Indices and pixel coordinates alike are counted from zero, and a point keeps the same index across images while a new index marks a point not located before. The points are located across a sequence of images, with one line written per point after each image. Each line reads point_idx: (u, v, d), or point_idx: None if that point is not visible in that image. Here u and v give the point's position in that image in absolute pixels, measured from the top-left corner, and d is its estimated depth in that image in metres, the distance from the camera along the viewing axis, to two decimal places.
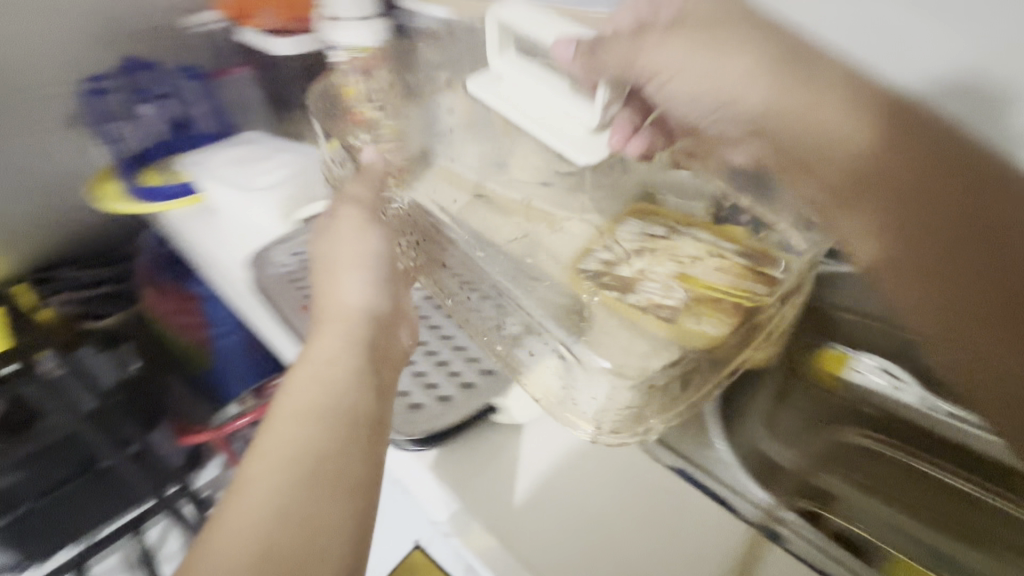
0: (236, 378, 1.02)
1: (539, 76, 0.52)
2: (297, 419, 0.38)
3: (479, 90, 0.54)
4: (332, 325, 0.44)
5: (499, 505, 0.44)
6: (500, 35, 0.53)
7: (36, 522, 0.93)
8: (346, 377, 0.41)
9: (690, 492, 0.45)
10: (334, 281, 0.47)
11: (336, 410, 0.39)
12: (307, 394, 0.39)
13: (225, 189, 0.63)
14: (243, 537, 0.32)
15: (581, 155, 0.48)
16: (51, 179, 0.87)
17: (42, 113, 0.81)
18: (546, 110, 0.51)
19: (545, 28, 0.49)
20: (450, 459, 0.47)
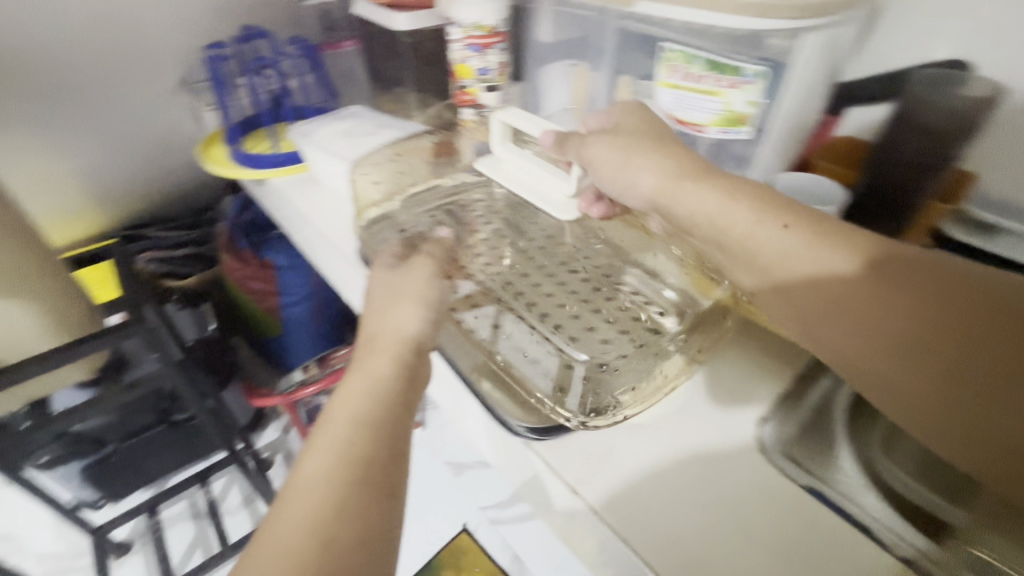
0: (302, 344, 1.10)
1: (535, 159, 0.57)
2: (345, 427, 0.34)
3: (487, 169, 0.59)
4: (380, 352, 0.40)
5: (625, 504, 0.42)
6: (499, 128, 0.58)
7: (117, 462, 0.98)
8: (388, 393, 0.37)
9: (824, 516, 0.41)
10: (394, 308, 0.43)
11: (380, 425, 0.35)
12: (354, 404, 0.35)
13: (323, 160, 0.65)
14: (293, 538, 0.29)
15: (561, 215, 0.54)
16: (160, 140, 0.90)
17: (157, 75, 0.83)
18: (530, 181, 0.57)
19: (534, 122, 0.55)
20: (571, 453, 0.45)
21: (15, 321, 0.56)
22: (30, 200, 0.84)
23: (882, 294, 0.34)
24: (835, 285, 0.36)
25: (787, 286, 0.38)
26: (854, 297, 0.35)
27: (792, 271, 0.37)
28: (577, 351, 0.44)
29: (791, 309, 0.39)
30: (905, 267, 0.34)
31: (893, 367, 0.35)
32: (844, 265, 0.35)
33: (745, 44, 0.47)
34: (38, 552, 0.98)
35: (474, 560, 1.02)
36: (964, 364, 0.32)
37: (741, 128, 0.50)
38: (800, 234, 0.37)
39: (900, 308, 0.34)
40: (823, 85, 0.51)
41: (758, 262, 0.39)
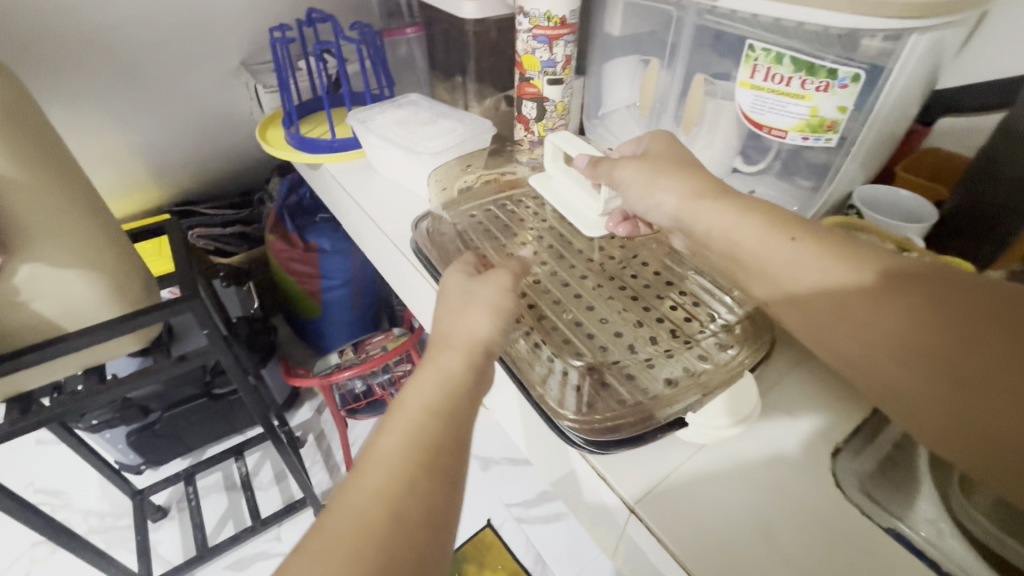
0: (338, 328, 1.12)
1: (577, 177, 0.54)
2: (419, 412, 0.33)
3: (536, 185, 0.57)
4: (460, 346, 0.37)
5: (697, 526, 0.37)
6: (552, 146, 0.55)
7: (160, 430, 1.01)
8: (462, 386, 0.35)
9: (935, 561, 0.35)
10: (473, 299, 0.40)
11: (454, 417, 0.33)
12: (429, 390, 0.34)
13: (380, 150, 0.65)
14: (364, 508, 0.29)
15: (587, 232, 0.51)
16: (220, 121, 0.92)
17: (222, 56, 0.85)
18: (569, 195, 0.54)
19: (575, 145, 0.52)
20: (632, 464, 0.40)
21: (75, 290, 0.56)
22: (93, 171, 0.87)
23: (886, 303, 0.33)
24: (838, 295, 0.34)
25: (791, 298, 0.36)
26: (860, 307, 0.33)
27: (798, 283, 0.36)
28: (573, 355, 0.43)
29: (801, 323, 0.37)
30: (907, 275, 0.33)
31: (916, 382, 0.32)
32: (847, 275, 0.34)
33: (841, 46, 0.44)
34: (83, 509, 1.03)
35: (496, 558, 0.96)
36: (986, 373, 0.30)
37: (825, 136, 0.47)
38: (808, 245, 0.35)
39: (906, 315, 0.32)
40: (918, 91, 0.48)
41: (769, 276, 0.37)
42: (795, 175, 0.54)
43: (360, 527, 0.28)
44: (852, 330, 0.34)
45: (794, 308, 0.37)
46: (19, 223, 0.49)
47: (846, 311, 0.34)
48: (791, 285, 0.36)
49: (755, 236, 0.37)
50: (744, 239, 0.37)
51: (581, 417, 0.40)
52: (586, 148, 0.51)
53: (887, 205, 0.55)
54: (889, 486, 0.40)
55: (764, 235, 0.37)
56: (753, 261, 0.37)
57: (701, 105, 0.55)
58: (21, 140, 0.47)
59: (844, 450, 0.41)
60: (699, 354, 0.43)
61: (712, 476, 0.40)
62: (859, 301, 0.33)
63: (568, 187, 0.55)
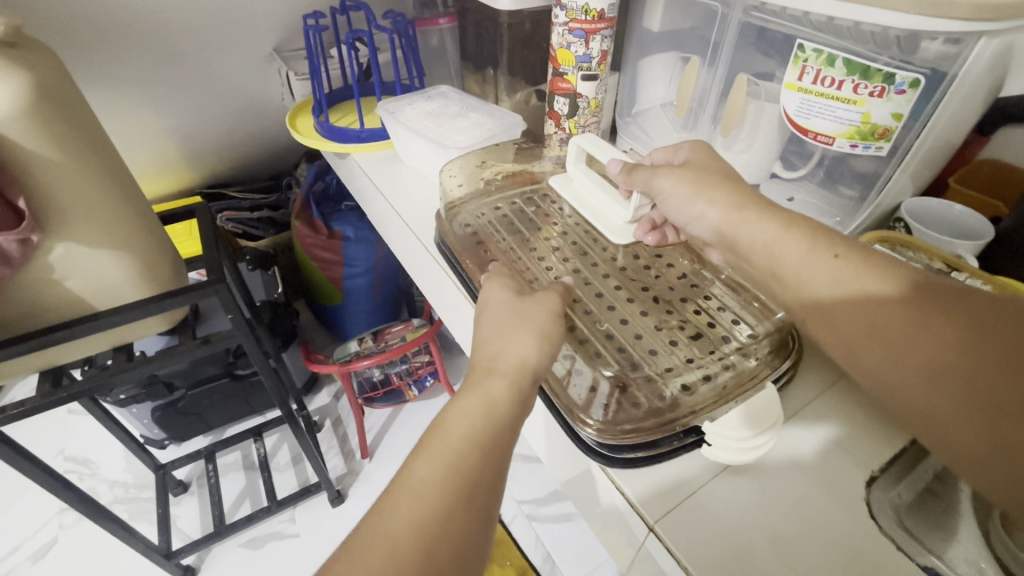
0: (358, 316, 1.13)
1: (602, 181, 0.55)
2: (458, 448, 0.33)
3: (554, 185, 0.57)
4: (509, 378, 0.36)
5: (719, 548, 0.35)
6: (576, 148, 0.55)
7: (183, 407, 1.03)
8: (506, 422, 0.35)
9: None
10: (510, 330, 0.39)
11: (490, 458, 0.33)
12: (470, 423, 0.34)
13: (408, 142, 0.64)
14: (401, 534, 0.29)
15: (613, 238, 0.51)
16: (251, 106, 0.93)
17: (257, 42, 0.85)
18: (595, 201, 0.54)
19: (604, 148, 0.50)
20: (650, 478, 0.39)
21: (107, 272, 0.57)
22: (129, 153, 0.88)
23: (917, 320, 0.31)
24: (869, 309, 0.32)
25: (821, 310, 0.34)
26: (892, 323, 0.32)
27: (832, 298, 0.34)
28: (605, 364, 0.41)
29: (829, 339, 0.34)
30: (939, 294, 0.32)
31: (946, 403, 0.30)
32: (880, 291, 0.32)
33: (898, 48, 0.42)
34: (108, 479, 1.06)
35: (505, 553, 0.95)
36: (1014, 398, 0.28)
37: (875, 143, 0.45)
38: (850, 262, 0.34)
39: (936, 333, 0.30)
40: (979, 100, 0.45)
41: (805, 290, 0.35)
42: (839, 183, 0.52)
43: (399, 547, 0.28)
44: (882, 344, 0.32)
45: (824, 321, 0.34)
46: (55, 202, 0.50)
47: (877, 326, 0.32)
48: (822, 296, 0.34)
49: (796, 253, 0.35)
50: (783, 255, 0.36)
51: (604, 424, 0.39)
52: (616, 154, 0.50)
53: (936, 218, 0.52)
54: (924, 522, 0.38)
55: (806, 250, 0.35)
56: (791, 276, 0.35)
57: (742, 106, 0.52)
58: (60, 122, 0.48)
59: (879, 479, 0.39)
60: (724, 363, 0.41)
61: (737, 497, 0.37)
62: (891, 314, 0.32)
63: (593, 192, 0.55)
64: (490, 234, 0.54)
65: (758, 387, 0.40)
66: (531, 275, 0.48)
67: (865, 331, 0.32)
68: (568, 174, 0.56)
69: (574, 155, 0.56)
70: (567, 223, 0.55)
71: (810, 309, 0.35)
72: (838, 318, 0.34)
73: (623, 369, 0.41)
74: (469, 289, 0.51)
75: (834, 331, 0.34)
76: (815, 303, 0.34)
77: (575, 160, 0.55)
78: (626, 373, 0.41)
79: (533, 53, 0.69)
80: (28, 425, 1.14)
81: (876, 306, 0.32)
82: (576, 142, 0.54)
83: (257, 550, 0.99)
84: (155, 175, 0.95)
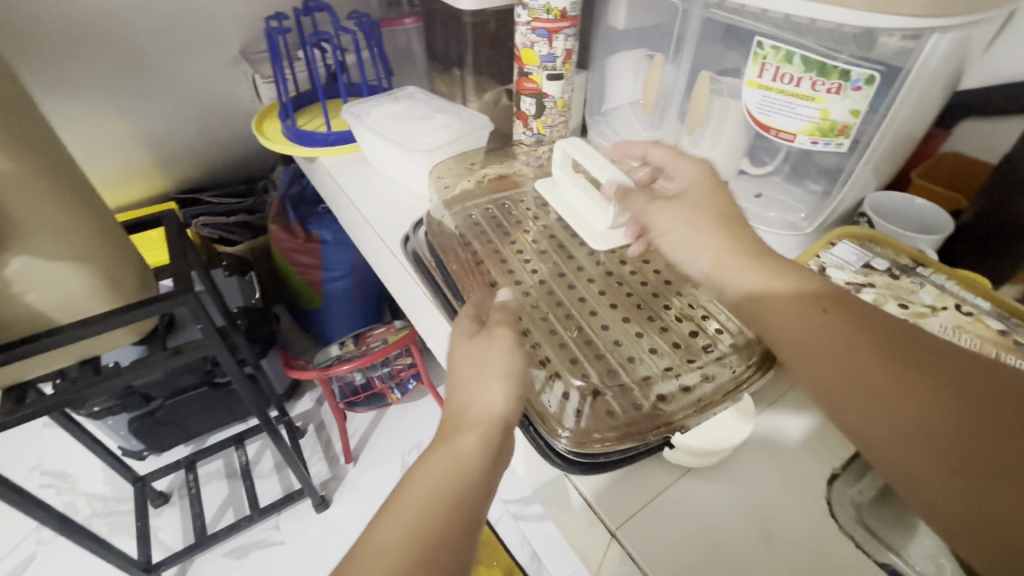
0: (339, 318, 1.11)
1: (588, 186, 0.50)
2: (401, 539, 0.30)
3: (541, 189, 0.53)
4: (475, 429, 0.34)
5: (681, 551, 0.35)
6: (562, 150, 0.50)
7: (162, 418, 1.02)
8: (459, 500, 0.32)
9: None
10: (487, 337, 0.38)
11: (444, 545, 0.30)
12: (420, 500, 0.31)
13: (381, 142, 0.61)
14: None
15: (592, 244, 0.47)
16: (220, 110, 0.91)
17: (221, 44, 0.83)
18: (577, 203, 0.50)
19: (593, 157, 0.46)
20: (614, 482, 0.38)
21: (66, 283, 0.55)
22: (93, 160, 0.86)
23: (890, 369, 0.31)
24: (836, 347, 0.32)
25: (798, 346, 0.34)
26: (874, 372, 0.31)
27: (811, 332, 0.33)
28: (577, 373, 0.38)
29: (806, 378, 0.33)
30: (908, 343, 0.32)
31: (923, 440, 0.29)
32: (855, 329, 0.33)
33: (856, 44, 0.42)
34: (87, 493, 1.04)
35: (491, 553, 0.94)
36: (995, 455, 0.27)
37: (836, 140, 0.45)
38: (826, 309, 0.34)
39: (900, 378, 0.30)
40: (939, 93, 0.45)
41: (787, 326, 0.35)
42: (804, 178, 0.52)
43: None
44: (860, 380, 0.31)
45: (800, 356, 0.33)
46: (11, 216, 0.48)
47: (853, 364, 0.32)
48: (801, 336, 0.34)
49: (777, 295, 0.36)
50: (763, 299, 0.36)
51: (575, 433, 0.38)
52: (604, 162, 0.46)
53: (899, 214, 0.52)
54: (886, 516, 0.38)
55: (785, 293, 0.36)
56: (771, 318, 0.35)
57: (707, 103, 0.52)
58: (9, 131, 0.46)
59: (841, 475, 0.39)
60: (703, 372, 0.39)
61: (699, 498, 0.37)
62: (867, 351, 0.32)
63: (576, 196, 0.50)
64: (479, 233, 0.51)
65: (736, 398, 0.40)
66: (510, 278, 0.46)
67: (846, 368, 0.32)
68: (556, 175, 0.52)
69: (563, 155, 0.50)
70: (550, 223, 0.52)
71: (788, 348, 0.34)
72: (818, 357, 0.33)
73: (600, 377, 0.38)
74: (438, 294, 0.50)
75: (812, 369, 0.33)
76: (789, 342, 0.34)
77: (562, 162, 0.51)
78: (602, 380, 0.38)
79: (498, 52, 0.69)
80: (2, 439, 1.11)
81: (853, 344, 0.32)
82: (563, 143, 0.49)
83: (240, 559, 0.98)
84: (124, 183, 0.93)
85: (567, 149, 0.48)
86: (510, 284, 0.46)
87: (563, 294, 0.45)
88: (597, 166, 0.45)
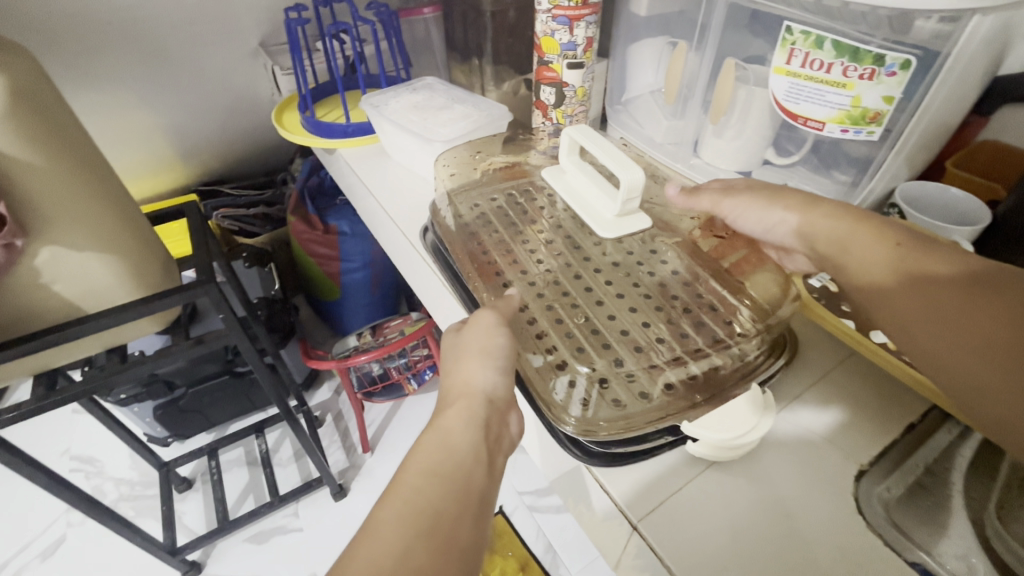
0: (356, 309, 1.12)
1: (594, 174, 0.49)
2: (395, 522, 0.28)
3: (547, 177, 0.51)
4: (456, 403, 0.34)
5: (700, 544, 0.34)
6: (568, 138, 0.49)
7: (187, 406, 1.04)
8: (454, 472, 0.31)
9: None
10: (473, 318, 0.38)
11: (444, 519, 0.29)
12: (412, 480, 0.30)
13: (399, 132, 0.61)
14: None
15: (599, 232, 0.46)
16: (240, 102, 0.92)
17: (241, 36, 0.83)
18: (583, 191, 0.49)
19: (599, 142, 0.45)
20: (633, 474, 0.38)
21: (93, 273, 0.56)
22: (117, 152, 0.87)
23: (964, 304, 0.32)
24: (911, 288, 0.34)
25: (876, 289, 0.36)
26: (944, 297, 0.33)
27: (889, 274, 0.36)
28: (584, 361, 0.38)
29: (885, 320, 0.36)
30: (993, 279, 0.32)
31: (990, 365, 0.30)
32: (930, 268, 0.34)
33: (891, 28, 0.40)
34: (114, 477, 1.07)
35: (507, 544, 0.94)
36: None
37: (867, 128, 0.43)
38: (910, 251, 0.35)
39: (976, 311, 0.31)
40: (977, 80, 0.43)
41: (868, 273, 0.37)
42: (832, 168, 0.50)
43: None
44: (932, 315, 0.33)
45: (878, 300, 0.36)
46: (38, 208, 0.49)
47: (925, 298, 0.34)
48: (881, 273, 0.36)
49: (857, 241, 0.38)
50: (847, 249, 0.38)
51: (580, 421, 0.37)
52: (611, 147, 0.45)
53: (931, 203, 0.50)
54: (916, 514, 0.36)
55: (865, 239, 0.37)
56: (858, 268, 0.37)
57: (732, 92, 0.51)
58: (38, 123, 0.47)
59: (869, 472, 0.37)
60: (711, 361, 0.38)
61: (723, 493, 0.37)
62: (939, 289, 0.33)
63: (584, 183, 0.49)
64: (484, 228, 0.51)
65: (744, 389, 0.39)
66: (517, 270, 0.46)
67: (917, 304, 0.34)
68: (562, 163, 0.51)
69: (570, 142, 0.50)
70: (558, 216, 0.51)
71: (870, 291, 0.37)
72: (895, 299, 0.35)
73: (605, 365, 0.38)
74: (454, 287, 0.50)
75: (891, 311, 0.35)
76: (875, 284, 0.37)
77: (570, 150, 0.50)
78: (609, 369, 0.38)
79: (518, 41, 0.69)
80: (34, 425, 1.15)
81: (928, 282, 0.34)
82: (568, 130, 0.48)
83: (260, 545, 1.01)
84: (149, 175, 0.95)
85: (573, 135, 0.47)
86: (529, 276, 0.46)
87: (578, 285, 0.44)
88: (611, 159, 0.43)
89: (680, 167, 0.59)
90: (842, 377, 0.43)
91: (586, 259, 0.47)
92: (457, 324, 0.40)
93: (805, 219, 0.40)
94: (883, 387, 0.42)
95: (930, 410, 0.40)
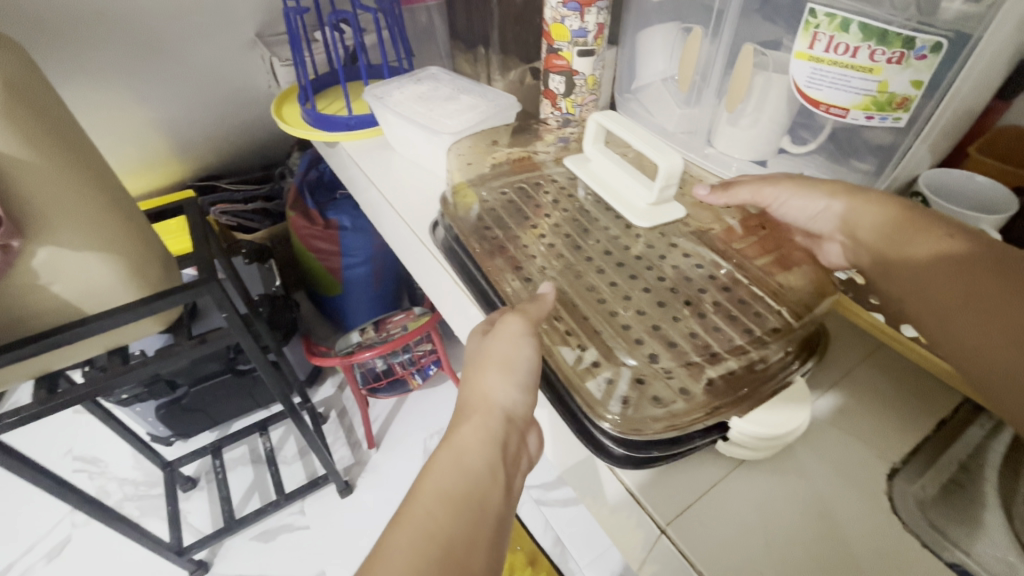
0: (361, 304, 1.10)
1: (621, 161, 0.49)
2: (405, 549, 0.26)
3: (571, 165, 0.51)
4: (472, 417, 0.33)
5: (734, 550, 0.33)
6: (594, 127, 0.49)
7: (192, 406, 1.03)
8: (470, 496, 0.29)
9: None
10: (500, 322, 0.36)
11: (458, 543, 0.27)
12: (426, 502, 0.28)
13: (405, 124, 0.60)
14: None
15: (635, 221, 0.46)
16: (236, 95, 0.89)
17: (237, 27, 0.81)
18: (617, 179, 0.49)
19: (627, 127, 0.45)
20: (661, 477, 0.37)
21: (89, 274, 0.54)
22: (112, 146, 0.85)
23: (1004, 297, 0.31)
24: (954, 281, 0.33)
25: (918, 283, 0.35)
26: (984, 291, 0.32)
27: (930, 268, 0.35)
28: (625, 355, 0.38)
29: (922, 316, 0.35)
30: None
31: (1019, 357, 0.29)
32: (965, 261, 0.33)
33: (917, 9, 0.39)
34: (118, 477, 1.06)
35: (517, 538, 0.93)
36: None
37: (893, 114, 0.42)
38: (959, 247, 0.34)
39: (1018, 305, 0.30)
40: (1004, 63, 0.42)
41: (908, 265, 0.36)
42: (851, 156, 0.48)
43: None
44: (968, 307, 0.32)
45: (917, 296, 0.35)
46: (32, 207, 0.47)
47: (964, 292, 0.32)
48: (925, 265, 0.35)
49: (909, 235, 0.37)
50: (896, 246, 0.37)
51: (622, 419, 0.35)
52: (642, 132, 0.44)
53: (954, 190, 0.48)
54: (951, 513, 0.35)
55: (917, 235, 0.36)
56: (902, 263, 0.37)
57: (749, 79, 0.49)
58: (29, 120, 0.45)
59: (901, 471, 0.37)
60: (749, 356, 0.37)
61: (754, 496, 0.36)
62: (978, 282, 0.32)
63: (615, 173, 0.49)
64: (488, 224, 0.50)
65: (786, 381, 0.37)
66: (528, 269, 0.45)
67: (954, 297, 0.33)
68: (589, 150, 0.50)
69: (596, 131, 0.49)
70: (567, 212, 0.50)
71: (911, 288, 0.36)
72: (934, 293, 0.34)
73: (642, 361, 0.37)
74: (463, 286, 0.48)
75: (930, 305, 0.34)
76: (915, 268, 0.36)
77: (595, 139, 0.50)
78: (647, 366, 0.37)
79: (525, 29, 0.67)
80: (34, 426, 1.14)
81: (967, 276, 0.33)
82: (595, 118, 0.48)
83: (267, 543, 1.00)
84: (145, 170, 0.93)
85: (603, 120, 0.47)
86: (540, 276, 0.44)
87: (592, 285, 0.43)
88: (650, 146, 0.43)
89: (694, 157, 0.58)
90: (869, 372, 0.42)
91: (597, 259, 0.45)
92: (479, 329, 0.38)
93: (852, 206, 0.40)
94: (913, 385, 0.41)
95: (962, 404, 0.40)
